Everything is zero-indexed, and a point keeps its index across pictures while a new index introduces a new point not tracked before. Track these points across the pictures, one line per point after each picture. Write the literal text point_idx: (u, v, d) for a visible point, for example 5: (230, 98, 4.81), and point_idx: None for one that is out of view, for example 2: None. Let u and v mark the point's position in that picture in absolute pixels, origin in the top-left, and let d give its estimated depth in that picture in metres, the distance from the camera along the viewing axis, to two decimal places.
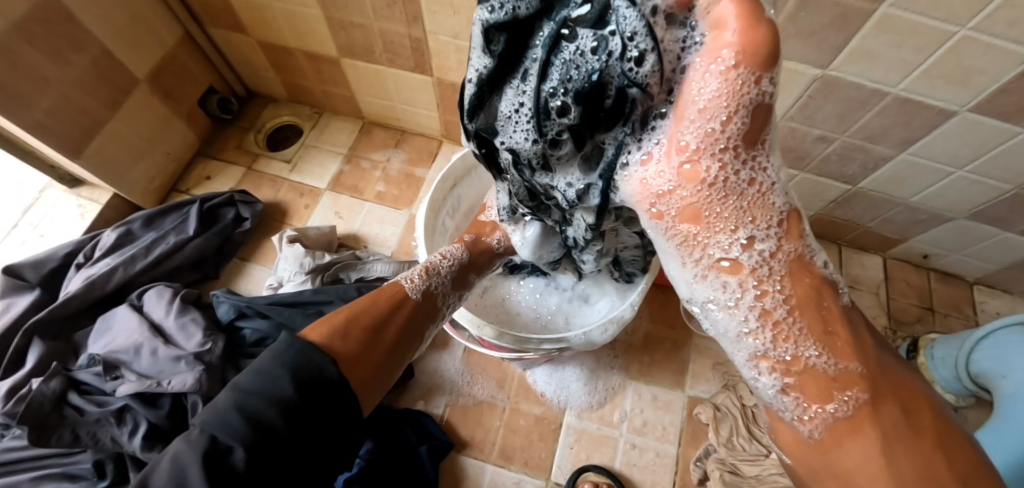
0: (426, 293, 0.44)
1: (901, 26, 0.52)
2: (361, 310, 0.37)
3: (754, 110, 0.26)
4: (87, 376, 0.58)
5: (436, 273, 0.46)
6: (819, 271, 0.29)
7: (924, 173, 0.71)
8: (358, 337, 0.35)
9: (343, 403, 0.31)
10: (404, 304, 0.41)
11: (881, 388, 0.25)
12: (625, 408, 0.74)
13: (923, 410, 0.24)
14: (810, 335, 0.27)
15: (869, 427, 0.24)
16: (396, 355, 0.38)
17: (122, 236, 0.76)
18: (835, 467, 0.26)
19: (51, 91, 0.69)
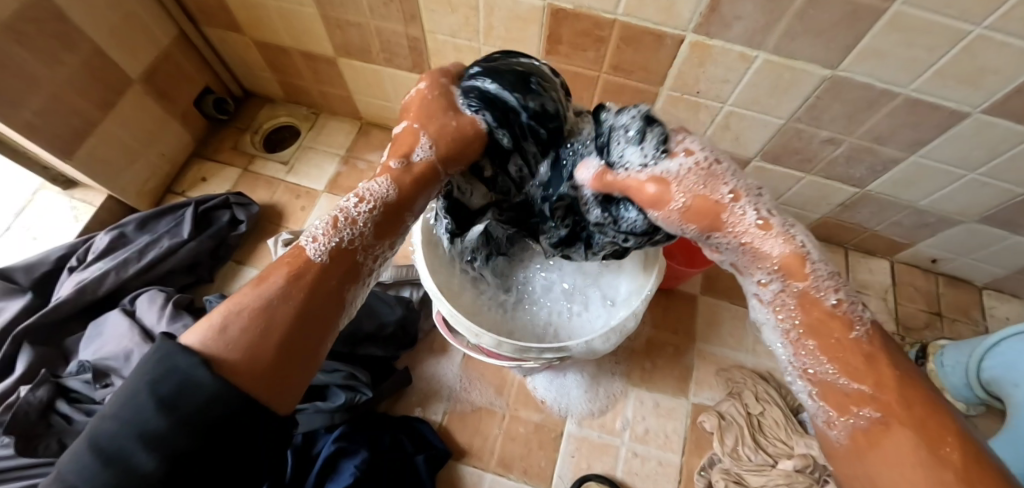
0: (340, 252, 0.32)
1: (913, 24, 0.50)
2: (252, 293, 0.28)
3: (693, 213, 0.34)
4: (76, 383, 0.57)
5: (353, 223, 0.33)
6: (836, 302, 0.31)
7: (934, 176, 0.69)
8: (249, 330, 0.27)
9: (236, 422, 0.23)
10: (303, 274, 0.30)
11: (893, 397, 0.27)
12: (627, 416, 0.72)
13: (951, 434, 0.25)
14: (825, 357, 0.30)
15: (888, 438, 0.26)
16: (311, 337, 0.29)
17: (115, 238, 0.74)
18: (863, 471, 0.27)
19: (42, 91, 0.68)
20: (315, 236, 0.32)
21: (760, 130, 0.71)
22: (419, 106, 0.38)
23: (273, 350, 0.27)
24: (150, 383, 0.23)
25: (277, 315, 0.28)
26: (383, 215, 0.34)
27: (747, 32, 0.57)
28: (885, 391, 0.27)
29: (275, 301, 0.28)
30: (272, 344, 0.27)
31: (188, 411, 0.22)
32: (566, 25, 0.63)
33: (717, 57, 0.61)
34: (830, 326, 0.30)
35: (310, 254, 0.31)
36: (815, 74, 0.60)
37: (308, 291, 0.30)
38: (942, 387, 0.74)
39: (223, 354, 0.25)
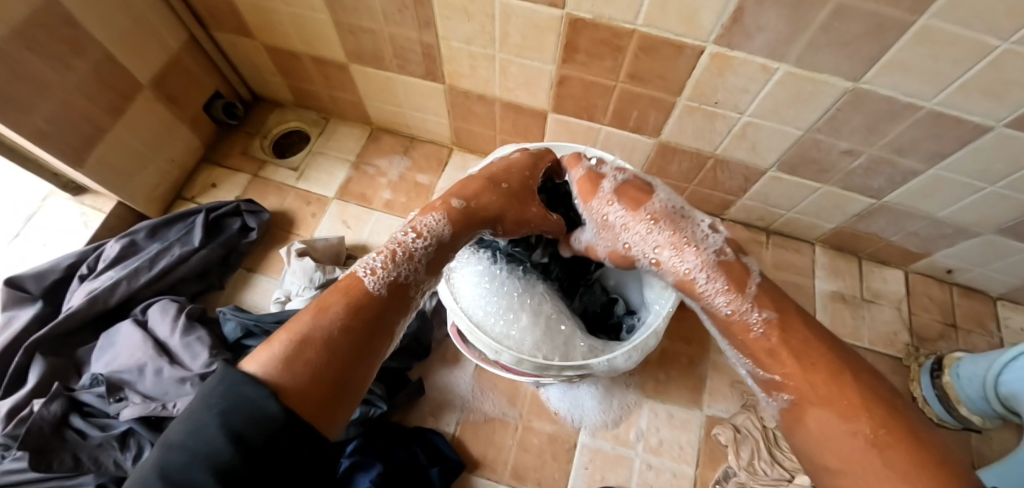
0: (393, 286, 0.39)
1: (940, 37, 0.49)
2: (315, 325, 0.34)
3: (619, 260, 0.53)
4: (89, 397, 0.56)
5: (408, 259, 0.41)
6: (722, 310, 0.43)
7: (953, 188, 0.68)
8: (312, 362, 0.31)
9: (295, 443, 0.27)
10: (361, 304, 0.36)
11: (814, 379, 0.36)
12: (641, 427, 0.72)
13: (861, 411, 0.33)
14: (750, 352, 0.41)
15: (813, 414, 0.36)
16: (366, 360, 0.35)
17: (126, 247, 0.74)
18: (797, 434, 0.37)
19: (52, 97, 0.67)
20: (373, 269, 0.39)
21: (777, 140, 0.70)
22: (500, 167, 0.53)
23: (334, 375, 0.32)
24: (219, 415, 0.26)
25: (338, 347, 0.33)
26: (436, 249, 0.44)
27: (768, 44, 0.56)
28: (804, 373, 0.37)
29: (336, 333, 0.34)
30: (332, 370, 0.32)
31: (259, 439, 0.25)
32: (583, 34, 0.62)
33: (737, 67, 0.60)
34: (735, 330, 0.42)
35: (368, 285, 0.37)
36: (837, 87, 0.59)
37: (362, 324, 0.36)
38: (957, 399, 0.73)
39: (288, 385, 0.29)
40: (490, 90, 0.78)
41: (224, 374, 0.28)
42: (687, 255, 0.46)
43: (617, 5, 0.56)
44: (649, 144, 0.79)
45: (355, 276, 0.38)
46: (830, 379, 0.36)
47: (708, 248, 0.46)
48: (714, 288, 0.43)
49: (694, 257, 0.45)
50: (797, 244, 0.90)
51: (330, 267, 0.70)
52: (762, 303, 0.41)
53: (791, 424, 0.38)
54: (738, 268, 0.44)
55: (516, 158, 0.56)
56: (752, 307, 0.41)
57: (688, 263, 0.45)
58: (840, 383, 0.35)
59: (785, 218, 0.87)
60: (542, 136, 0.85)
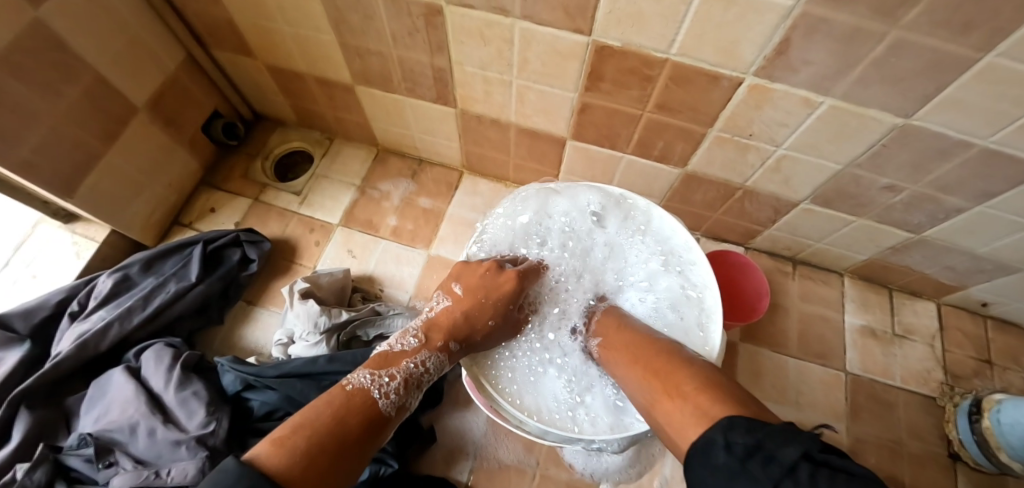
0: (400, 409, 0.44)
1: (1007, 77, 0.45)
2: (317, 415, 0.38)
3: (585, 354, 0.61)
4: (77, 461, 0.51)
5: (413, 388, 0.47)
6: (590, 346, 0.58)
7: (1001, 226, 0.64)
8: (306, 445, 0.34)
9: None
10: (369, 412, 0.41)
11: (634, 364, 0.48)
12: (665, 475, 0.68)
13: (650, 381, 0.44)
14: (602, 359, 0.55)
15: (635, 383, 0.47)
16: (357, 450, 0.38)
17: (119, 282, 0.69)
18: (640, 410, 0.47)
19: (39, 127, 0.62)
20: (387, 392, 0.44)
21: (813, 174, 0.66)
22: (475, 281, 0.56)
23: (328, 463, 0.34)
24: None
25: (331, 436, 0.37)
26: (427, 377, 0.50)
27: (815, 78, 0.51)
28: (630, 362, 0.49)
29: (335, 425, 0.38)
30: (325, 455, 0.35)
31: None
32: (610, 63, 0.57)
33: (778, 101, 0.56)
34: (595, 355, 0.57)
35: (382, 409, 0.42)
36: (884, 123, 0.55)
37: (364, 423, 0.40)
38: (998, 446, 0.68)
39: (284, 469, 0.32)
40: (505, 115, 0.73)
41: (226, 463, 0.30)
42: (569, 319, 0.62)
43: (651, 34, 0.52)
44: (673, 174, 0.75)
45: (364, 388, 0.43)
46: (644, 364, 0.47)
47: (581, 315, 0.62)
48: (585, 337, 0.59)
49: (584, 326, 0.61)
50: (825, 274, 0.86)
51: (336, 308, 0.65)
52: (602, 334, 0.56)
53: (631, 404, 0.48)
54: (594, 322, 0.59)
55: (501, 278, 0.57)
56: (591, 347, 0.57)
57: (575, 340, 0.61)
58: (638, 355, 0.48)
59: (813, 249, 0.82)
60: (558, 162, 0.80)
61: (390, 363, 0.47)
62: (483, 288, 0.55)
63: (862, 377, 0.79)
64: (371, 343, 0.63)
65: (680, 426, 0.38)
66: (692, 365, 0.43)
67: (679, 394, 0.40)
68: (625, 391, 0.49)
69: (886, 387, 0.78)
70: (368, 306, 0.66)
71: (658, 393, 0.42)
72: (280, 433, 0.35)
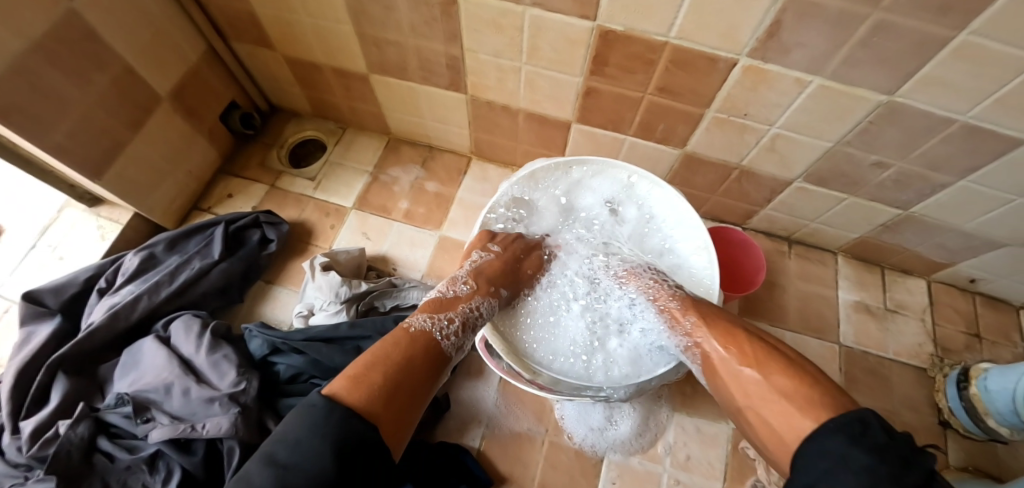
0: (460, 350, 0.53)
1: (980, 54, 0.48)
2: (387, 356, 0.45)
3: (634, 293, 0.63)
4: (116, 418, 0.55)
5: (472, 331, 0.56)
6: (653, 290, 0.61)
7: (984, 201, 0.67)
8: (382, 384, 0.41)
9: (371, 448, 0.36)
10: (432, 350, 0.49)
11: (717, 337, 0.51)
12: (669, 441, 0.71)
13: (748, 351, 0.48)
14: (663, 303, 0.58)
15: (719, 360, 0.50)
16: (421, 387, 0.46)
17: (145, 260, 0.73)
18: (715, 374, 0.50)
19: (73, 112, 0.66)
20: (446, 334, 0.52)
21: (807, 152, 0.70)
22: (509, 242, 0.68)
23: (402, 397, 0.42)
24: (321, 430, 0.34)
25: (402, 378, 0.44)
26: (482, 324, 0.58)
27: (807, 59, 0.55)
28: (703, 340, 0.52)
29: (403, 362, 0.45)
30: (398, 394, 0.42)
31: (352, 450, 0.34)
32: (615, 48, 0.61)
33: (772, 81, 0.60)
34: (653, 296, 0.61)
35: (445, 349, 0.51)
36: (871, 100, 0.58)
37: (425, 360, 0.48)
38: (986, 412, 0.71)
39: (365, 401, 0.39)
40: (515, 102, 0.77)
41: (318, 399, 0.37)
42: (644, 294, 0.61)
43: (651, 19, 0.55)
44: (674, 155, 0.78)
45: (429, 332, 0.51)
46: (726, 337, 0.50)
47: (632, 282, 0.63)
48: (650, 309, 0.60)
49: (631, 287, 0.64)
50: (821, 255, 0.90)
51: (354, 281, 0.68)
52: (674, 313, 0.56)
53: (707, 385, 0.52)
54: (668, 297, 0.58)
55: (533, 252, 0.70)
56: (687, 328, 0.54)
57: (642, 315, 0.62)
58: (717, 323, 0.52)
59: (809, 228, 0.86)
60: (564, 146, 0.84)
61: (447, 307, 0.55)
62: (519, 249, 0.68)
63: (856, 350, 0.82)
64: (388, 313, 0.66)
65: (796, 403, 0.40)
66: (784, 350, 0.47)
67: (792, 378, 0.43)
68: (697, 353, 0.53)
69: (879, 360, 0.81)
70: (384, 279, 0.69)
71: (767, 368, 0.45)
72: (359, 370, 0.42)
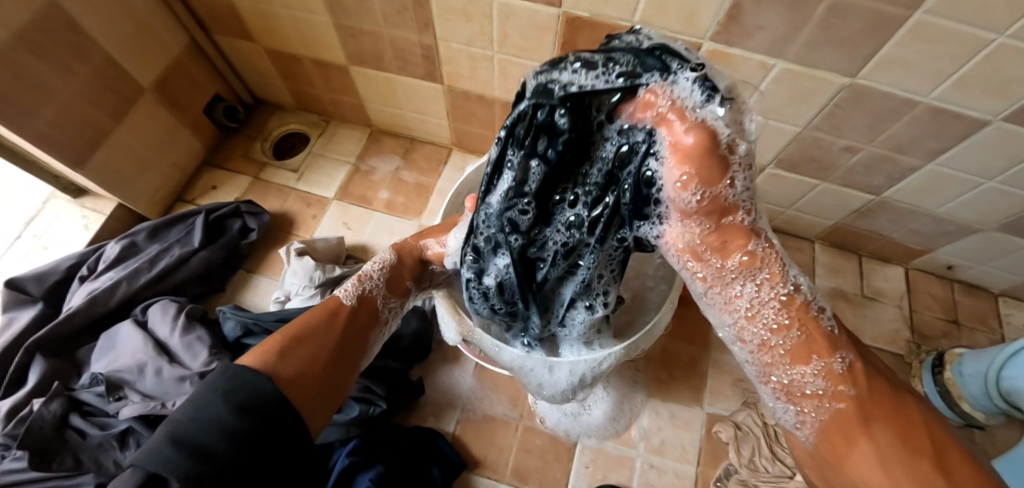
0: (362, 298, 0.46)
1: (936, 33, 0.49)
2: (302, 326, 0.40)
3: (751, 279, 0.31)
4: (89, 396, 0.59)
5: (370, 277, 0.48)
6: (818, 320, 0.31)
7: (952, 185, 0.68)
8: (294, 354, 0.37)
9: (285, 414, 0.32)
10: (340, 310, 0.44)
11: (873, 407, 0.29)
12: (643, 425, 0.71)
13: (918, 431, 0.27)
14: (799, 327, 0.31)
15: (866, 440, 0.28)
16: (342, 354, 0.41)
17: (127, 247, 0.74)
18: (834, 462, 0.30)
19: (54, 102, 0.67)
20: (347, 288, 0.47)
21: (777, 137, 0.70)
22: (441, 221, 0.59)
23: (309, 351, 0.38)
24: (225, 393, 0.31)
25: (320, 346, 0.39)
26: (392, 273, 0.50)
27: (767, 42, 0.56)
28: (855, 401, 0.29)
29: (309, 320, 0.41)
30: (309, 356, 0.38)
31: (255, 408, 0.31)
32: (582, 34, 0.62)
33: (736, 66, 0.60)
34: (758, 269, 0.31)
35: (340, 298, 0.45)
36: (834, 83, 0.59)
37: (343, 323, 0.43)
38: (960, 396, 0.73)
39: (261, 360, 0.36)
40: (490, 91, 0.78)
41: (226, 366, 0.34)
42: (769, 300, 0.31)
43: (614, 4, 0.56)
44: None
45: (334, 296, 0.46)
46: (896, 419, 0.28)
47: (731, 269, 0.31)
48: (767, 323, 0.31)
49: (719, 265, 0.30)
50: (797, 242, 0.91)
51: (329, 266, 0.72)
52: (816, 348, 0.30)
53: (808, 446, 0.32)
54: (814, 322, 0.31)
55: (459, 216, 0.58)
56: (827, 373, 0.30)
57: (727, 316, 0.33)
58: (876, 403, 0.29)
59: (786, 216, 0.87)
60: None
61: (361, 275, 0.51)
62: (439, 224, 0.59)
63: None
64: None
65: None
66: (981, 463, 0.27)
67: None
68: (805, 410, 0.31)
69: None
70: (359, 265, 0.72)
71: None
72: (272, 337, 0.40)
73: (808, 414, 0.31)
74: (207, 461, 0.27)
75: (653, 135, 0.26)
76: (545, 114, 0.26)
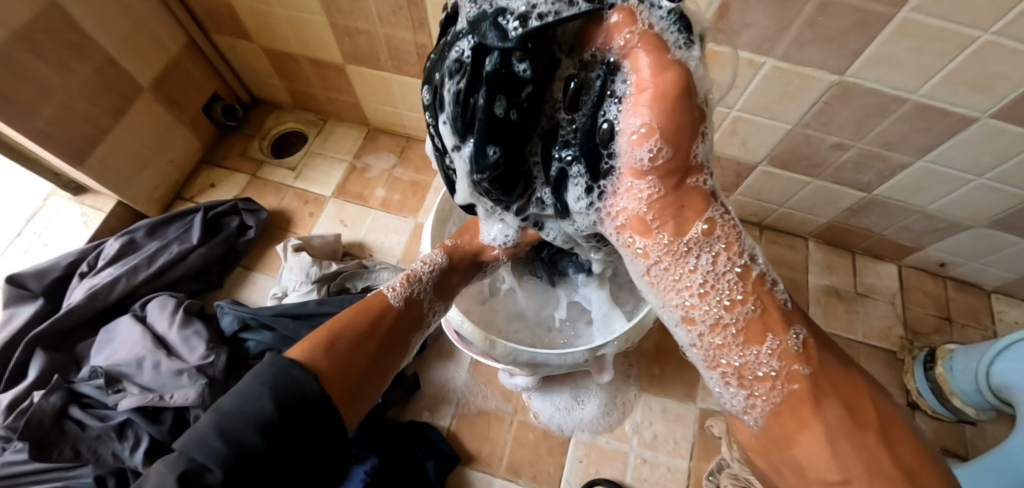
0: (409, 301, 0.41)
1: (922, 31, 0.49)
2: (349, 324, 0.35)
3: (708, 249, 0.27)
4: (88, 389, 0.60)
5: (419, 280, 0.43)
6: (773, 294, 0.27)
7: (942, 182, 0.68)
8: (342, 353, 0.32)
9: (333, 426, 0.29)
10: (388, 313, 0.38)
11: (828, 393, 0.24)
12: (636, 420, 0.72)
13: (867, 412, 0.23)
14: (753, 301, 0.26)
15: (819, 422, 0.23)
16: (386, 358, 0.37)
17: (126, 245, 0.75)
18: (788, 454, 0.25)
19: (54, 100, 0.68)
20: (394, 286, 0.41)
21: (768, 135, 0.71)
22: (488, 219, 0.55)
23: (354, 350, 0.33)
24: (274, 389, 0.27)
25: (366, 348, 0.35)
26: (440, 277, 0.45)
27: (755, 40, 0.57)
28: (810, 381, 0.24)
29: (356, 317, 0.36)
30: (356, 360, 0.33)
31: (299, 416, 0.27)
32: None
33: None
34: (711, 235, 0.27)
35: (389, 299, 0.39)
36: (822, 81, 0.59)
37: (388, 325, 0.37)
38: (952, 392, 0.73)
39: (308, 355, 0.31)
40: None
41: (276, 361, 0.29)
42: (724, 272, 0.27)
43: None
44: None
45: (378, 291, 0.40)
46: (850, 398, 0.24)
47: (685, 238, 0.27)
48: (720, 299, 0.26)
49: (671, 239, 0.27)
50: (791, 240, 0.91)
51: (326, 262, 0.73)
52: (770, 325, 0.26)
53: (757, 438, 0.27)
54: (768, 295, 0.27)
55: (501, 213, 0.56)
56: (783, 351, 0.25)
57: (676, 296, 0.28)
58: (829, 383, 0.24)
59: (779, 213, 0.88)
60: None
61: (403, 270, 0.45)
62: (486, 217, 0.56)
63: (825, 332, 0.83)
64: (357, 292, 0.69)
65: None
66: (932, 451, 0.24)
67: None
68: (749, 397, 0.26)
69: (847, 342, 0.82)
70: (355, 261, 0.73)
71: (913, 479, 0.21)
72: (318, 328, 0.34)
73: (758, 398, 0.26)
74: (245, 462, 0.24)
75: (619, 67, 0.26)
76: (497, 61, 0.25)
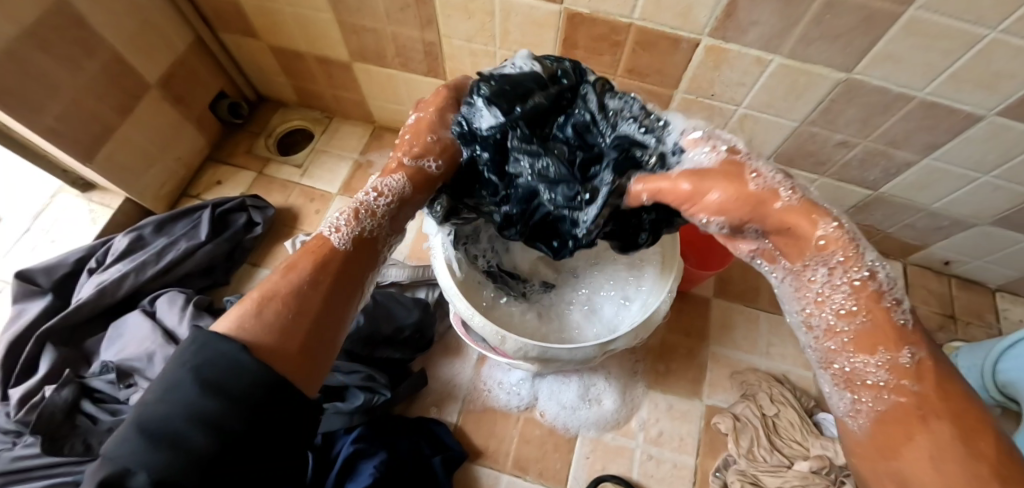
0: (357, 242, 0.36)
1: (929, 29, 0.50)
2: (283, 282, 0.32)
3: (833, 265, 0.30)
4: (100, 383, 0.61)
5: (370, 214, 0.37)
6: (895, 315, 0.29)
7: (948, 180, 0.68)
8: (275, 318, 0.30)
9: (279, 402, 0.26)
10: (329, 260, 0.34)
11: (934, 404, 0.26)
12: (643, 416, 0.72)
13: (986, 439, 0.24)
14: (870, 315, 0.29)
15: (922, 434, 0.26)
16: (336, 309, 0.34)
17: (134, 241, 0.75)
18: (894, 466, 0.27)
19: (63, 97, 0.69)
20: (337, 226, 0.36)
21: (774, 132, 0.71)
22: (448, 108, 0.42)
23: (283, 308, 0.30)
24: (194, 369, 0.26)
25: (307, 302, 0.32)
26: (399, 208, 0.39)
27: (763, 38, 0.57)
28: (917, 398, 0.27)
29: (292, 273, 0.33)
30: (292, 320, 0.30)
31: (223, 392, 0.25)
32: (582, 30, 0.63)
33: (732, 61, 0.61)
34: (830, 250, 0.30)
35: (334, 243, 0.35)
36: (829, 78, 0.60)
37: (330, 272, 0.34)
38: None
39: (236, 327, 0.29)
40: None
41: (198, 335, 0.28)
42: (839, 284, 0.30)
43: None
44: None
45: (320, 236, 0.36)
46: (967, 429, 0.25)
47: (806, 256, 0.31)
48: (835, 308, 0.31)
49: (789, 266, 0.33)
50: None
51: None
52: (883, 337, 0.29)
53: (855, 439, 0.30)
54: (885, 311, 0.29)
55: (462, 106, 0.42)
56: (892, 365, 0.28)
57: (797, 301, 0.33)
58: (941, 409, 0.26)
59: None
60: None
61: None
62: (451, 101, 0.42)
63: None
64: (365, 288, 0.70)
65: None
66: None
67: None
68: (853, 402, 0.30)
69: None
70: None
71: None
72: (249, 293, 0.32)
73: (863, 403, 0.29)
74: (176, 449, 0.23)
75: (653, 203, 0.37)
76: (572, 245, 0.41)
